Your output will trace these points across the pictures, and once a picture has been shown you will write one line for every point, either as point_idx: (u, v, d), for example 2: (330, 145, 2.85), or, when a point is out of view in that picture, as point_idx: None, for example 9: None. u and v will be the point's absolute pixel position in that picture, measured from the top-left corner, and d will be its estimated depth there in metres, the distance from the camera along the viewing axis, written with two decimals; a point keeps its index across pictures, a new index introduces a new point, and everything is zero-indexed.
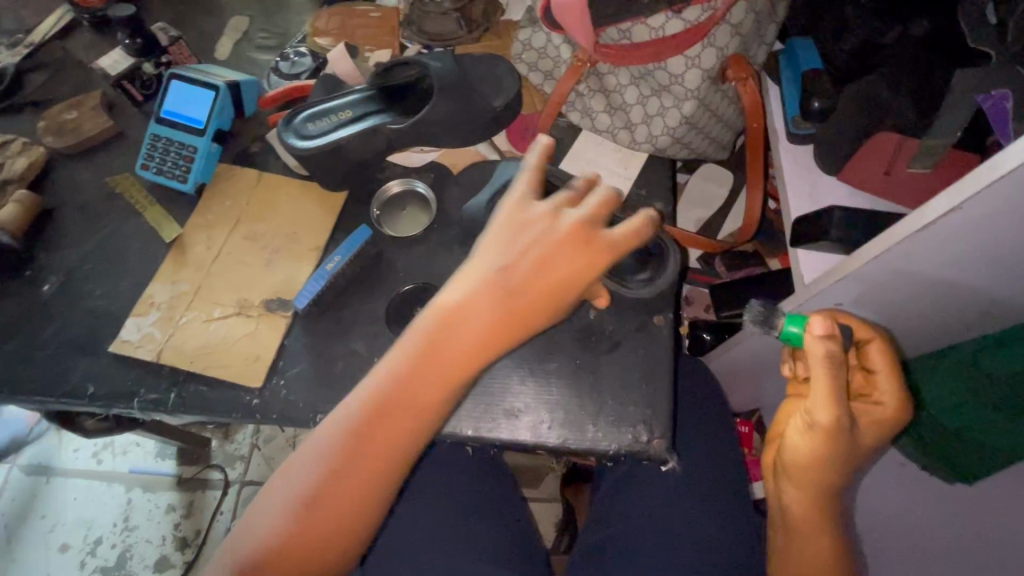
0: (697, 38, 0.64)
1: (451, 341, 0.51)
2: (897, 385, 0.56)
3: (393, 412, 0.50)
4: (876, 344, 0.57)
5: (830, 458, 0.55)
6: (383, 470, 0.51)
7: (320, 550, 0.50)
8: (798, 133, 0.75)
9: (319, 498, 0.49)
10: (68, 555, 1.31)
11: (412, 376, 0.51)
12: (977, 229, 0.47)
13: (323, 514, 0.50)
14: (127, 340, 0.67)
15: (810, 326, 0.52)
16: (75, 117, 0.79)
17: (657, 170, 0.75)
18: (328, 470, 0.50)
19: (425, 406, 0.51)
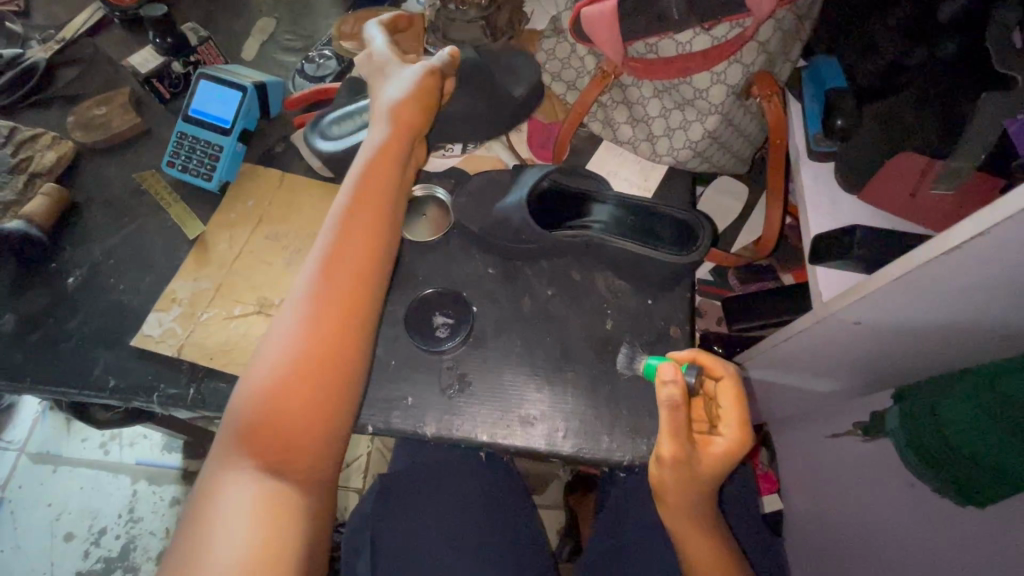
0: (725, 55, 0.64)
1: (374, 203, 0.57)
2: (739, 425, 0.54)
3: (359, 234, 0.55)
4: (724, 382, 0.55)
5: (675, 490, 0.54)
6: (347, 335, 0.52)
7: (305, 424, 0.49)
8: (819, 151, 0.74)
9: (285, 378, 0.49)
10: (72, 544, 1.31)
11: (337, 253, 0.54)
12: (1004, 254, 0.47)
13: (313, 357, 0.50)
14: (148, 335, 0.67)
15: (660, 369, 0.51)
16: (104, 113, 0.80)
17: (678, 183, 0.76)
18: (290, 353, 0.50)
19: (362, 272, 0.54)
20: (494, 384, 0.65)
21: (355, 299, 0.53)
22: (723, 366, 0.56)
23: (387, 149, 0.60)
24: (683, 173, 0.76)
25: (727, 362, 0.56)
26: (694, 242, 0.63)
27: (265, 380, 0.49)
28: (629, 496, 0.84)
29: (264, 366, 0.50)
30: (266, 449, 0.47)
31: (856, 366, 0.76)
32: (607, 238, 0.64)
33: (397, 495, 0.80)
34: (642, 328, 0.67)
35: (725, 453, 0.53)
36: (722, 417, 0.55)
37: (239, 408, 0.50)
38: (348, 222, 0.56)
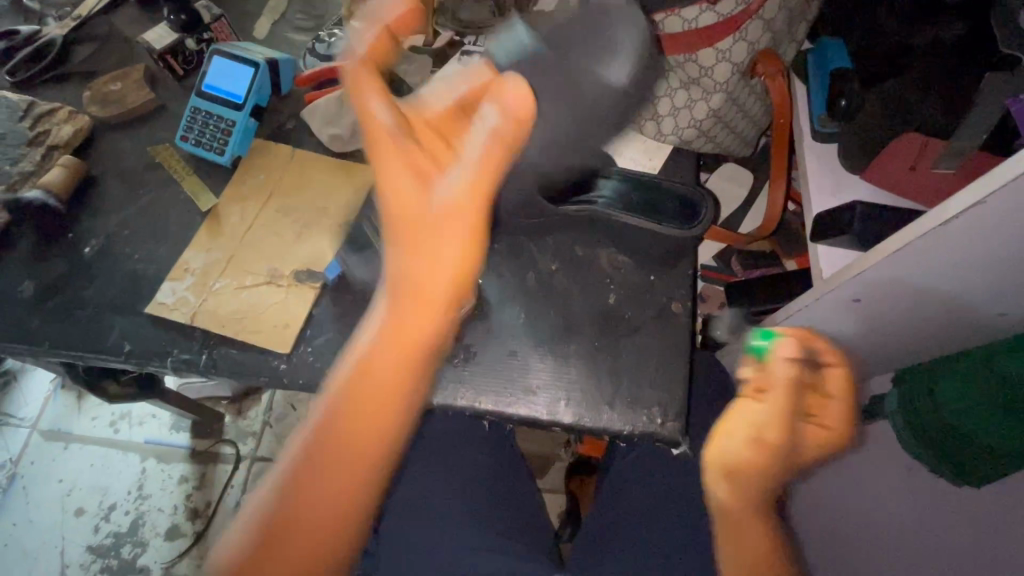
0: (730, 30, 0.65)
1: (416, 310, 0.47)
2: (845, 415, 0.52)
3: (404, 326, 0.47)
4: (837, 370, 0.52)
5: (758, 480, 0.50)
6: (382, 429, 0.47)
7: (323, 523, 0.45)
8: (825, 132, 0.75)
9: (307, 478, 0.45)
10: (83, 518, 1.34)
11: (382, 348, 0.47)
12: (1000, 224, 0.48)
13: (335, 452, 0.46)
14: (162, 302, 0.69)
15: (778, 346, 0.51)
16: (119, 89, 0.82)
17: (681, 162, 0.77)
18: (312, 452, 0.46)
19: (400, 378, 0.47)
20: (497, 356, 0.66)
21: (384, 413, 0.47)
22: (836, 353, 0.52)
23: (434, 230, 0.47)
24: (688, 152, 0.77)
25: (837, 348, 0.52)
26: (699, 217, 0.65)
27: (290, 473, 0.45)
28: (629, 474, 0.85)
29: (292, 460, 0.46)
30: (280, 550, 0.44)
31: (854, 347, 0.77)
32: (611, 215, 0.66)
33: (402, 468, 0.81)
34: (643, 303, 0.68)
35: (822, 445, 0.51)
36: (828, 406, 0.52)
37: (263, 499, 0.46)
38: (396, 320, 0.47)
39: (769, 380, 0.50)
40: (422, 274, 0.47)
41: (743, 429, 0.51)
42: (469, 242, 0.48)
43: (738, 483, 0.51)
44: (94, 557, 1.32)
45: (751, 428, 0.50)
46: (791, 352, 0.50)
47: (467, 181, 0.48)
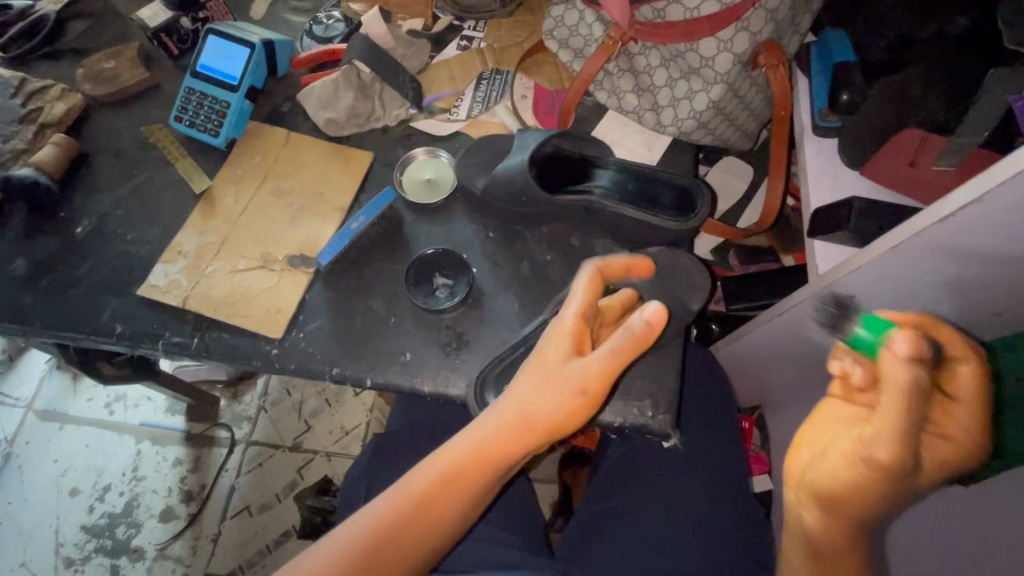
0: (732, 19, 0.63)
1: (546, 421, 0.48)
2: (967, 419, 0.48)
3: (530, 431, 0.49)
4: (965, 367, 0.47)
5: (862, 488, 0.48)
6: (453, 503, 0.48)
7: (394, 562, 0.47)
8: (826, 126, 0.73)
9: (402, 518, 0.47)
10: (78, 498, 1.35)
11: (500, 441, 0.48)
12: (994, 223, 0.47)
13: (431, 501, 0.47)
14: (154, 284, 0.69)
15: (890, 344, 0.43)
16: (113, 67, 0.81)
17: (680, 153, 0.76)
18: (422, 498, 0.47)
19: (491, 462, 0.48)
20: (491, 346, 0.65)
21: (475, 477, 0.48)
22: (965, 349, 0.47)
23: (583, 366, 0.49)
24: (687, 143, 0.76)
25: (970, 343, 0.48)
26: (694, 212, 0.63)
27: (385, 507, 0.47)
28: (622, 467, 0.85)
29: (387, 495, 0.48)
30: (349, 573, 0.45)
31: None
32: (605, 205, 0.64)
33: (393, 454, 0.81)
34: (674, 323, 0.60)
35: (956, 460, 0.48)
36: (952, 411, 0.48)
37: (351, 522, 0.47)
38: (520, 431, 0.48)
39: (883, 382, 0.44)
40: (546, 416, 0.48)
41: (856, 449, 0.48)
42: (578, 398, 0.49)
43: (847, 508, 0.49)
44: (89, 537, 1.32)
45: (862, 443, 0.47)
46: (905, 352, 0.42)
47: (590, 360, 0.49)
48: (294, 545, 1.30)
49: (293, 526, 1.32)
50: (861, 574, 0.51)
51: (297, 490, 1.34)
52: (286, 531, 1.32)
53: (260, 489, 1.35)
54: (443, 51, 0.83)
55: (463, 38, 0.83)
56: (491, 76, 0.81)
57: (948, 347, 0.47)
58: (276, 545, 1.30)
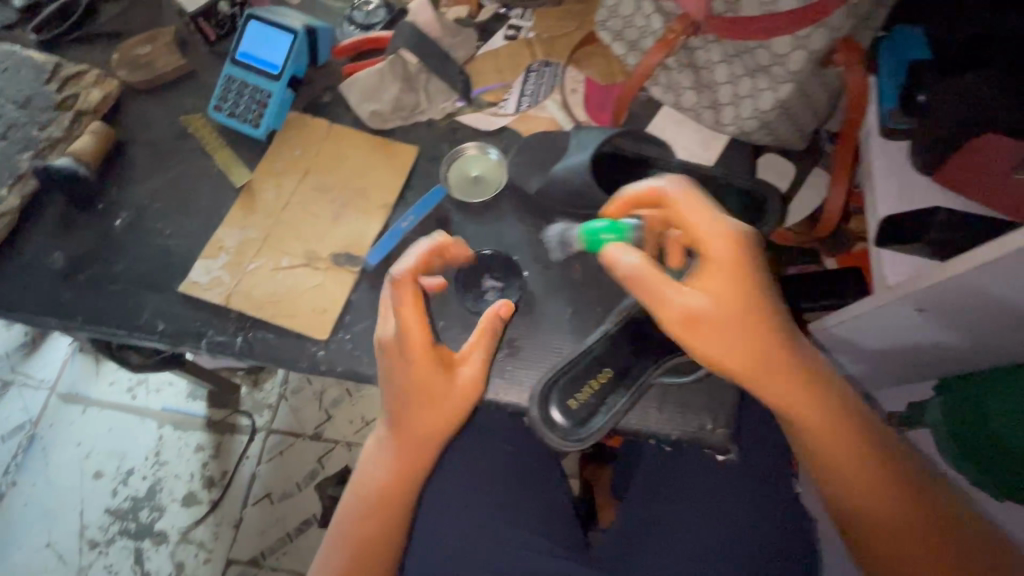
0: (819, 16, 0.58)
1: (441, 411, 0.55)
2: (751, 269, 0.47)
3: (420, 424, 0.55)
4: (672, 203, 0.48)
5: (779, 385, 0.49)
6: (405, 485, 0.57)
7: (366, 563, 0.56)
8: (893, 129, 0.70)
9: (360, 530, 0.56)
10: (101, 481, 1.32)
11: (400, 431, 0.56)
12: None
13: (387, 492, 0.56)
14: (196, 281, 0.67)
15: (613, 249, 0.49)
16: (148, 52, 0.78)
17: (738, 153, 0.72)
18: (370, 496, 0.57)
19: (425, 433, 0.56)
20: (543, 352, 0.64)
21: (418, 457, 0.56)
22: (676, 193, 0.48)
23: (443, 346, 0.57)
24: (745, 144, 0.73)
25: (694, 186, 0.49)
26: (762, 216, 0.61)
27: (355, 501, 0.57)
28: None
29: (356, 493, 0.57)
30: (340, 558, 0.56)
31: (906, 356, 0.75)
32: None
33: None
34: None
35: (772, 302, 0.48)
36: (709, 246, 0.47)
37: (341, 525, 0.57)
38: (411, 436, 0.56)
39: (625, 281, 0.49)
40: (419, 411, 0.55)
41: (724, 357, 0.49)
42: (428, 371, 0.54)
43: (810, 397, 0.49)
44: (113, 519, 1.29)
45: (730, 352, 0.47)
46: (614, 257, 0.49)
47: (411, 317, 0.53)
48: (316, 533, 1.25)
49: (314, 513, 1.27)
50: (876, 460, 0.51)
51: (318, 479, 1.28)
52: (306, 519, 1.26)
53: (280, 477, 1.30)
54: (490, 41, 0.79)
55: (511, 27, 0.79)
56: (539, 68, 0.77)
57: (658, 195, 0.49)
58: (297, 533, 1.25)
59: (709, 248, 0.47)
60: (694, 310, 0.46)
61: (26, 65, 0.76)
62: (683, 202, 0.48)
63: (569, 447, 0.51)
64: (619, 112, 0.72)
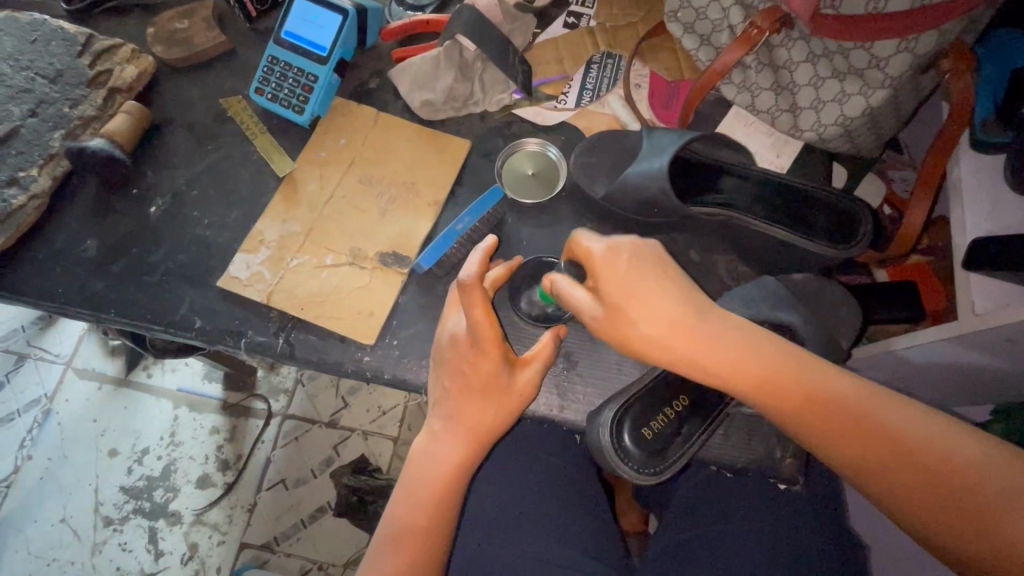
0: (933, 22, 0.52)
1: (496, 411, 0.54)
2: (659, 276, 0.44)
3: (478, 420, 0.54)
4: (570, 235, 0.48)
5: (729, 373, 0.42)
6: (460, 481, 0.54)
7: (421, 554, 0.52)
8: (987, 142, 0.64)
9: (410, 529, 0.52)
10: (116, 460, 1.29)
11: (456, 425, 0.54)
12: None
13: (440, 491, 0.53)
14: (235, 277, 0.63)
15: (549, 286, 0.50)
16: (186, 28, 0.73)
17: (812, 163, 0.68)
18: (427, 489, 0.53)
19: (480, 431, 0.54)
20: (603, 367, 0.60)
21: (473, 452, 0.54)
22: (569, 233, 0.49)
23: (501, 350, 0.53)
24: (822, 152, 0.68)
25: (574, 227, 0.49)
26: (855, 234, 0.55)
27: (407, 501, 0.53)
28: None
29: (408, 493, 0.54)
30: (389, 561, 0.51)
31: (977, 387, 0.70)
32: (746, 220, 0.58)
33: None
34: None
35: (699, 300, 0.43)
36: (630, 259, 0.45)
37: (392, 519, 0.53)
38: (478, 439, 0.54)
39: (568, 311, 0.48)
40: (481, 413, 0.54)
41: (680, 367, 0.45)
42: (495, 374, 0.54)
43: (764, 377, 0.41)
44: (128, 498, 1.26)
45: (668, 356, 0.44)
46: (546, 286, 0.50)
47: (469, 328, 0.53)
48: (330, 522, 1.23)
49: (329, 501, 1.24)
50: (883, 436, 0.39)
51: (333, 468, 1.25)
52: (322, 506, 1.24)
53: (295, 465, 1.27)
54: (549, 28, 0.74)
55: (571, 14, 0.74)
56: (602, 60, 0.72)
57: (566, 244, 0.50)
58: (311, 520, 1.23)
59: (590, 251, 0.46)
60: (616, 320, 0.44)
61: (55, 36, 0.71)
62: (596, 253, 0.45)
63: (644, 480, 0.52)
64: (688, 111, 0.67)
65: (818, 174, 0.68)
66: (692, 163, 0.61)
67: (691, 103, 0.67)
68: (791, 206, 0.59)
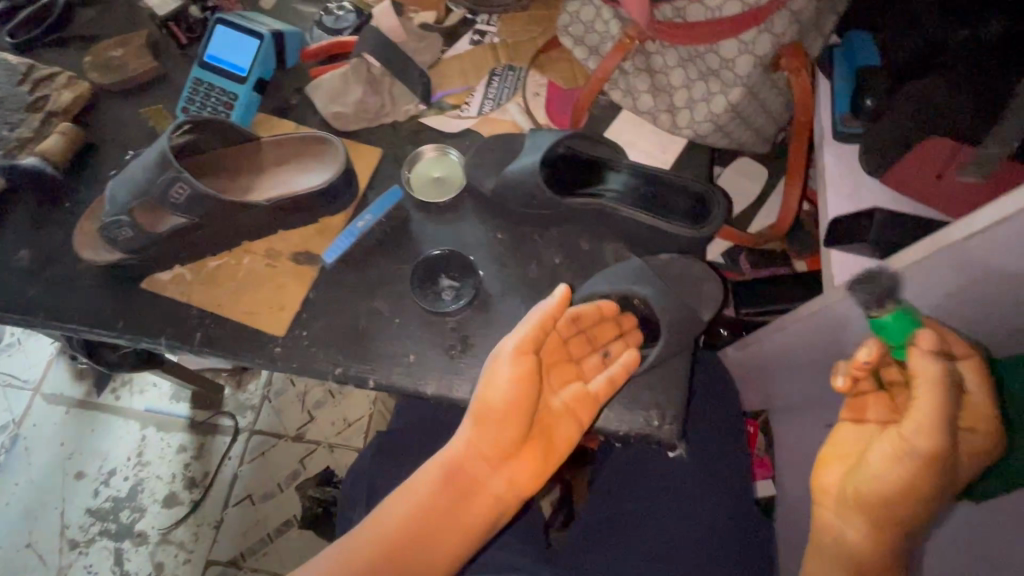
0: (758, 21, 0.61)
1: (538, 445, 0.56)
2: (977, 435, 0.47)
3: (500, 434, 0.53)
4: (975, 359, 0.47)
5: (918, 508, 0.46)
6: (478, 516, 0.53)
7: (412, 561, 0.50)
8: (845, 132, 0.71)
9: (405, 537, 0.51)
10: (82, 483, 1.28)
11: (472, 450, 0.54)
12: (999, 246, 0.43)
13: (445, 511, 0.52)
14: (158, 277, 0.68)
15: (918, 342, 0.44)
16: (120, 55, 0.79)
17: (696, 155, 0.74)
18: (435, 502, 0.52)
19: (507, 456, 0.54)
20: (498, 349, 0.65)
21: (508, 486, 0.54)
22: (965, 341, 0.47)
23: (560, 399, 0.58)
24: (703, 147, 0.74)
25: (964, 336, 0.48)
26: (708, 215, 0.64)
27: (410, 515, 0.52)
28: (642, 465, 0.75)
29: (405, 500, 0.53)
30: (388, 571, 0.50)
31: None
32: (619, 206, 0.64)
33: (397, 452, 0.77)
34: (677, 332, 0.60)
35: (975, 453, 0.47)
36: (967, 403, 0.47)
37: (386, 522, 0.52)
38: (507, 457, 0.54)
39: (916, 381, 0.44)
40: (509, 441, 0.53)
41: (887, 465, 0.46)
42: (527, 394, 0.53)
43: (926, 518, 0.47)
44: (94, 520, 1.25)
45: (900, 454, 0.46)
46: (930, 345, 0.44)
47: (512, 355, 0.53)
48: (296, 535, 1.22)
49: (294, 515, 1.23)
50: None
51: (300, 481, 1.25)
52: (288, 520, 1.23)
53: (263, 479, 1.26)
54: (456, 45, 0.81)
55: (476, 32, 0.81)
56: (503, 72, 0.79)
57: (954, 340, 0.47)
58: (277, 534, 1.22)
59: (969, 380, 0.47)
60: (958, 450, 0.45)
61: None
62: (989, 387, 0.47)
63: None
64: (577, 116, 0.74)
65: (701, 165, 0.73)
66: (574, 157, 0.68)
67: (580, 105, 0.73)
68: (654, 195, 0.67)
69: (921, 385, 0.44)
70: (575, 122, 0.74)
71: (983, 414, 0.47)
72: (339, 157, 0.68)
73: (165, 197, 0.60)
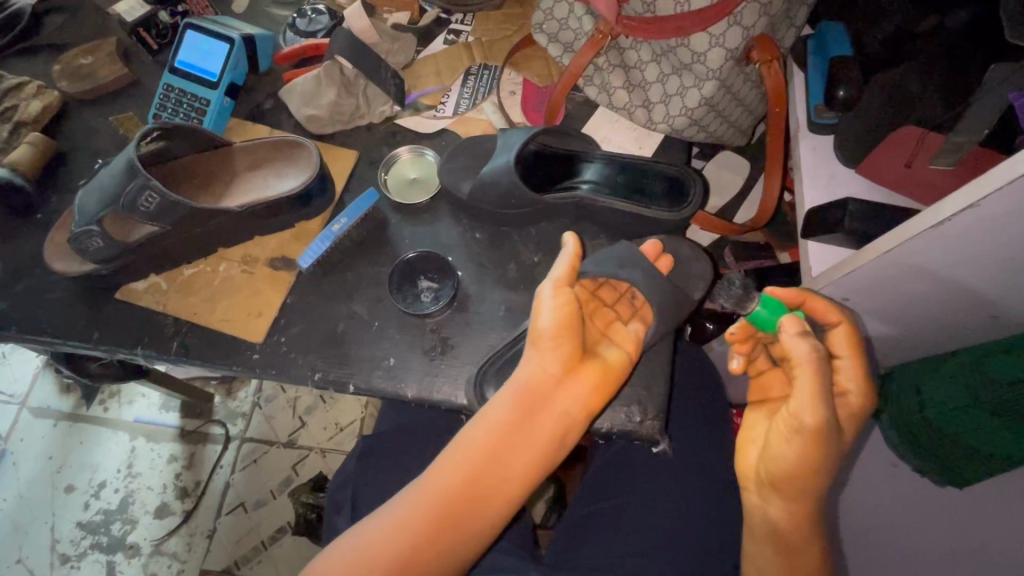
0: (723, 13, 0.61)
1: (600, 369, 0.52)
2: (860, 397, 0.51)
3: (556, 355, 0.51)
4: (843, 327, 0.52)
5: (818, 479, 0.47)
6: (551, 440, 0.49)
7: (478, 489, 0.47)
8: (821, 123, 0.71)
9: (474, 475, 0.47)
10: (73, 496, 1.26)
11: (540, 378, 0.50)
12: (974, 226, 0.44)
13: (520, 435, 0.48)
14: (132, 287, 0.67)
15: (783, 326, 0.49)
16: (89, 63, 0.78)
17: (673, 150, 0.74)
18: (508, 429, 0.48)
19: (578, 376, 0.51)
20: (477, 349, 0.65)
21: (577, 411, 0.50)
22: (835, 310, 0.52)
23: (606, 332, 0.57)
24: (679, 141, 0.74)
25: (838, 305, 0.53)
26: (686, 201, 0.64)
27: (481, 441, 0.48)
28: (628, 462, 0.75)
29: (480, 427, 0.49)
30: (462, 498, 0.46)
31: None
32: (595, 197, 0.65)
33: (382, 457, 0.76)
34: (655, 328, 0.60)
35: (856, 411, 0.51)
36: (842, 368, 0.52)
37: (463, 447, 0.48)
38: (568, 375, 0.51)
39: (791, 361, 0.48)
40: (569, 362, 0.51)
41: (775, 444, 0.49)
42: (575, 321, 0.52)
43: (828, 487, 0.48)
44: (85, 533, 1.24)
45: (791, 428, 0.48)
46: (792, 328, 0.48)
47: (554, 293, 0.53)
48: (290, 542, 1.21)
49: (288, 522, 1.22)
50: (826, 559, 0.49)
51: (292, 487, 1.24)
52: (281, 527, 1.22)
53: (256, 486, 1.25)
54: (430, 46, 0.80)
55: (451, 32, 0.81)
56: (478, 71, 0.78)
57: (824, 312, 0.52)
58: (271, 542, 1.21)
59: (836, 346, 0.52)
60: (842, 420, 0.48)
61: None
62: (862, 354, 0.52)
63: None
64: (553, 113, 0.73)
65: (677, 159, 0.74)
66: (552, 152, 0.68)
67: (556, 102, 0.73)
68: (634, 182, 0.67)
69: (796, 368, 0.47)
70: (551, 119, 0.74)
71: (853, 377, 0.51)
72: (312, 160, 0.68)
73: (132, 205, 0.59)
